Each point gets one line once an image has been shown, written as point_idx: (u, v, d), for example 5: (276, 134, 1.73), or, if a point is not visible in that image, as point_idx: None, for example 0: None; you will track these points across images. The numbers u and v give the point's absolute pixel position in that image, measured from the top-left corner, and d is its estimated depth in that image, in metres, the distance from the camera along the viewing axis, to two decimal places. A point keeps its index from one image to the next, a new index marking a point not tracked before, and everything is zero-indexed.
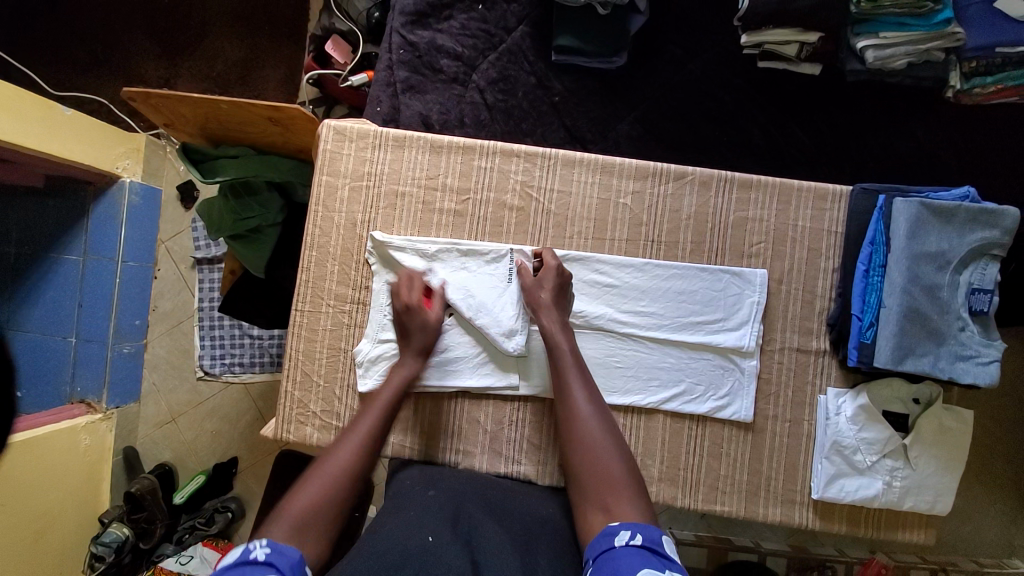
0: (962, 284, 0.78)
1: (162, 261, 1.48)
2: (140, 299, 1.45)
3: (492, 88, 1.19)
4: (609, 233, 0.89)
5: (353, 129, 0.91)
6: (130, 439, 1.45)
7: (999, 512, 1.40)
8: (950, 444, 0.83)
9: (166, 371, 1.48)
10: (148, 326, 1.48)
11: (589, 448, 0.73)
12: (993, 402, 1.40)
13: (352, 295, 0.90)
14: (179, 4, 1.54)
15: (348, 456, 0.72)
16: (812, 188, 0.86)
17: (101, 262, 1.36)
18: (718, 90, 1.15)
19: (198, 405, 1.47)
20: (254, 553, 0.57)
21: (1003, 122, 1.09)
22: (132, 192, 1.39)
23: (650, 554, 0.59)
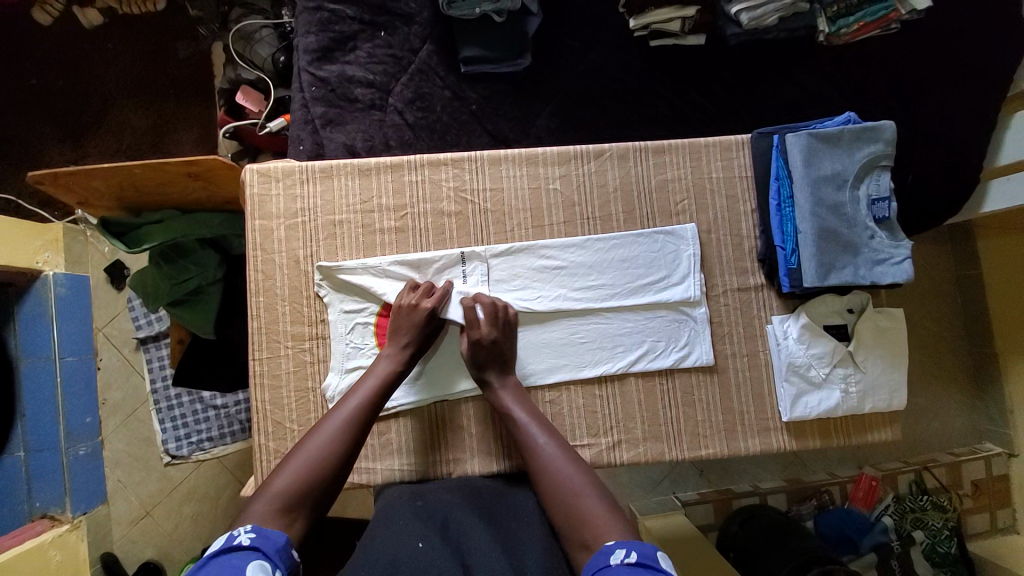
0: (862, 198, 0.85)
1: (103, 351, 1.43)
2: (88, 393, 1.36)
3: (411, 107, 1.22)
4: (547, 219, 0.93)
5: (277, 169, 0.91)
6: (106, 544, 1.37)
7: (959, 403, 1.53)
8: (890, 342, 0.90)
9: (129, 465, 1.42)
10: (101, 421, 1.39)
11: (558, 478, 0.74)
12: (926, 303, 1.54)
13: (310, 331, 0.89)
14: (73, 83, 1.49)
15: (324, 442, 0.74)
16: (717, 141, 0.94)
17: (38, 363, 1.27)
18: (620, 73, 1.23)
19: (171, 490, 1.41)
20: (238, 538, 0.59)
21: (870, 54, 1.23)
22: (58, 284, 1.31)
23: (644, 570, 0.59)
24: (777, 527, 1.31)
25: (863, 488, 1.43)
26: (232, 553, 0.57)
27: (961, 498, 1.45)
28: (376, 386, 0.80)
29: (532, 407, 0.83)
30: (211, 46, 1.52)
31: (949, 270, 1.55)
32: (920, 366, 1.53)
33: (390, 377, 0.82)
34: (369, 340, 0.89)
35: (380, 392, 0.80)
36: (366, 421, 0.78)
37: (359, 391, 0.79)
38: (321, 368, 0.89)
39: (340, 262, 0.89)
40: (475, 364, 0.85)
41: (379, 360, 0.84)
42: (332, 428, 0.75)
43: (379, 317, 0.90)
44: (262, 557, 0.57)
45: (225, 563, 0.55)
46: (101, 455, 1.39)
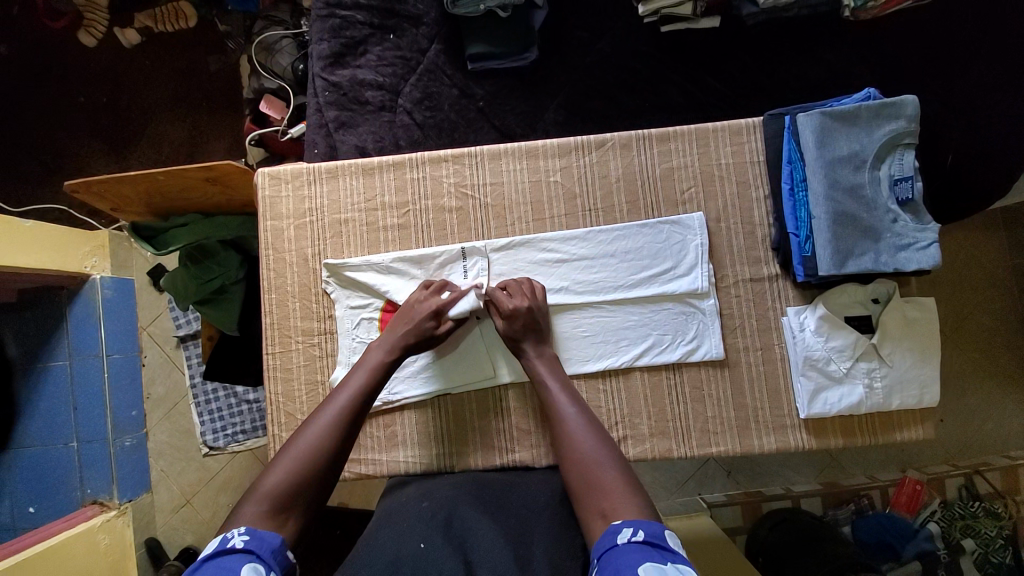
0: (883, 178, 0.79)
1: (147, 348, 1.52)
2: (132, 389, 1.47)
3: (419, 107, 1.24)
4: (547, 212, 0.92)
5: (286, 171, 0.94)
6: (150, 529, 1.46)
7: (1018, 402, 1.41)
8: (919, 334, 0.83)
9: (172, 456, 1.51)
10: (145, 414, 1.49)
11: (582, 451, 0.73)
12: (976, 293, 1.42)
13: (318, 327, 0.92)
14: (115, 99, 1.60)
15: (315, 437, 0.74)
16: (726, 126, 0.90)
17: (87, 360, 1.38)
18: (630, 61, 1.20)
19: (209, 480, 1.51)
20: (232, 542, 0.61)
21: (901, 28, 1.14)
22: (104, 287, 1.42)
23: (652, 550, 0.58)
24: (807, 533, 1.24)
25: (906, 492, 1.34)
26: (225, 557, 0.58)
27: (1021, 506, 1.32)
28: (367, 382, 0.81)
29: (566, 385, 0.82)
30: (237, 58, 1.60)
31: (1002, 258, 1.42)
32: (970, 361, 1.41)
33: (382, 369, 0.82)
34: (375, 334, 0.91)
35: (369, 385, 0.81)
36: (356, 418, 0.78)
37: (349, 387, 0.79)
38: (329, 362, 0.92)
39: (345, 259, 0.92)
40: (508, 333, 0.84)
41: (372, 350, 0.84)
42: (321, 424, 0.76)
43: (383, 313, 0.92)
44: (255, 560, 0.59)
45: (217, 567, 0.57)
46: (144, 445, 1.49)
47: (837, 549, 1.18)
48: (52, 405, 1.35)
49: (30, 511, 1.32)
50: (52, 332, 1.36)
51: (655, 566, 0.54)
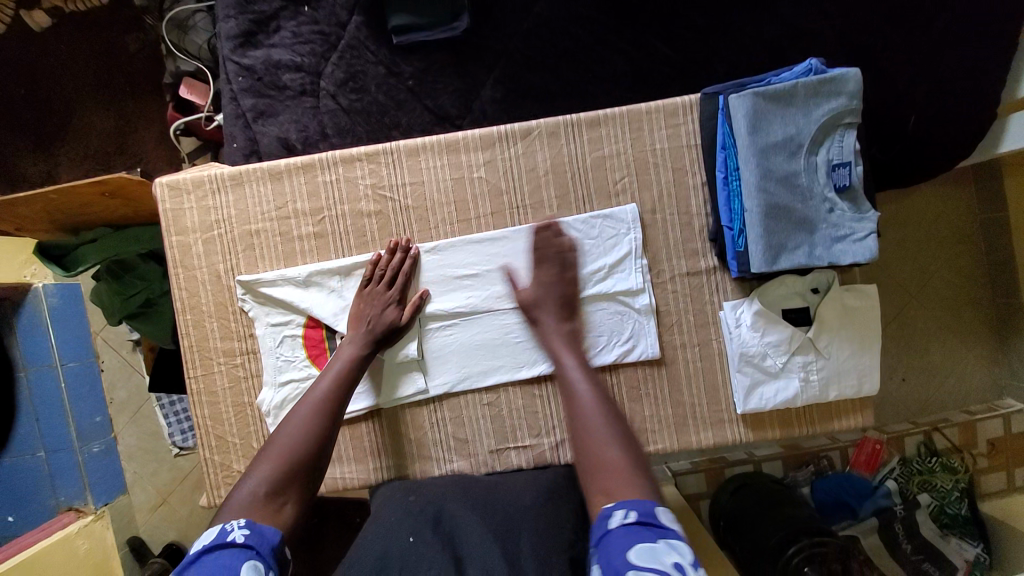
0: (821, 164, 0.75)
1: (104, 354, 1.45)
2: (94, 397, 1.40)
3: (344, 89, 1.08)
4: (472, 212, 0.86)
5: (186, 179, 0.86)
6: (131, 529, 1.43)
7: (979, 357, 1.36)
8: (856, 324, 0.81)
9: (144, 457, 1.47)
10: (111, 420, 1.43)
11: (590, 424, 0.68)
12: (947, 253, 1.35)
13: (239, 346, 0.87)
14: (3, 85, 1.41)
15: (299, 431, 0.71)
16: (659, 107, 0.83)
17: (43, 370, 1.32)
18: (570, 27, 1.05)
19: (183, 480, 1.48)
20: (232, 534, 0.58)
21: None
22: (49, 295, 1.32)
23: (645, 531, 0.56)
24: (770, 495, 1.15)
25: (865, 451, 1.28)
26: (224, 552, 0.56)
27: (975, 457, 1.28)
28: (343, 371, 0.78)
29: (582, 354, 0.78)
30: (141, 37, 1.43)
31: (979, 219, 1.34)
32: (941, 323, 1.35)
33: (356, 362, 0.79)
34: (300, 352, 0.86)
35: (347, 375, 0.78)
36: (338, 407, 0.75)
37: (326, 375, 0.77)
38: (255, 383, 0.88)
39: (260, 274, 0.86)
40: (526, 299, 0.82)
41: (346, 346, 0.81)
42: (306, 414, 0.73)
43: (306, 329, 0.87)
44: (254, 557, 0.56)
45: (217, 561, 0.54)
46: (116, 449, 1.44)
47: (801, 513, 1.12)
48: (11, 419, 1.30)
49: (8, 521, 1.28)
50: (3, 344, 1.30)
51: (646, 547, 0.53)
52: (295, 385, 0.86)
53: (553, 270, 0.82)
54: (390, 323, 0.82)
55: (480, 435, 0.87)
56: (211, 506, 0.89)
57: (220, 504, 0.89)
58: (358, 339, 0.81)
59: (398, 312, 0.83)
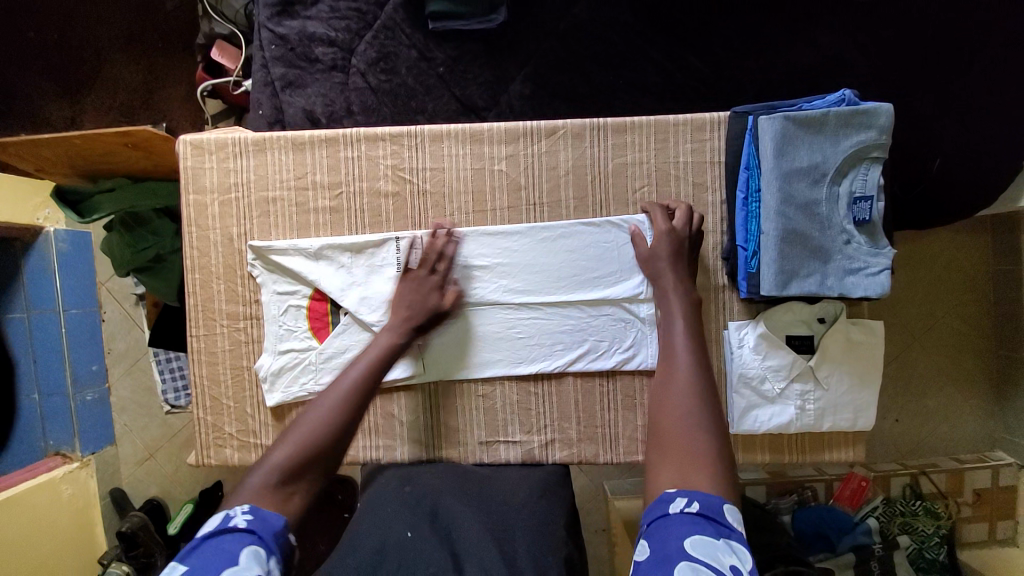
0: (843, 195, 0.74)
1: (105, 303, 1.44)
2: (94, 344, 1.42)
3: (374, 68, 1.08)
4: (489, 204, 0.86)
5: (210, 139, 0.87)
6: (116, 480, 1.44)
7: (975, 407, 1.35)
8: (858, 358, 0.81)
9: (135, 411, 1.46)
10: (107, 369, 1.45)
11: (678, 402, 0.65)
12: (956, 299, 1.34)
13: (244, 311, 0.88)
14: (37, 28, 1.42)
15: (324, 416, 0.69)
16: (687, 120, 0.82)
17: (45, 314, 1.33)
18: (606, 32, 1.04)
19: (172, 437, 1.46)
20: (234, 520, 0.56)
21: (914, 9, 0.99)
22: (59, 240, 1.34)
23: (708, 525, 0.52)
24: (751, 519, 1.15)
25: (851, 487, 1.27)
26: (225, 537, 0.54)
27: (960, 506, 1.28)
28: (377, 361, 0.75)
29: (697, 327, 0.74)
30: None
31: (993, 270, 1.33)
32: (942, 367, 1.35)
33: (391, 350, 0.77)
34: (302, 323, 0.87)
35: (379, 366, 0.75)
36: (366, 397, 0.72)
37: (360, 361, 0.74)
38: (255, 348, 0.88)
39: (272, 242, 0.86)
40: (651, 255, 0.79)
41: (382, 333, 0.79)
42: (335, 397, 0.71)
43: (312, 301, 0.87)
44: (256, 542, 0.54)
45: (216, 547, 0.52)
46: (109, 399, 1.45)
47: (777, 542, 1.09)
48: (10, 360, 1.32)
49: None
50: (9, 284, 1.31)
51: (705, 541, 0.50)
52: (294, 355, 0.86)
53: (684, 227, 0.80)
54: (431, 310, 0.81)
55: (473, 427, 0.87)
56: (198, 465, 0.90)
57: (207, 464, 0.90)
58: (398, 328, 0.79)
59: (443, 299, 0.82)
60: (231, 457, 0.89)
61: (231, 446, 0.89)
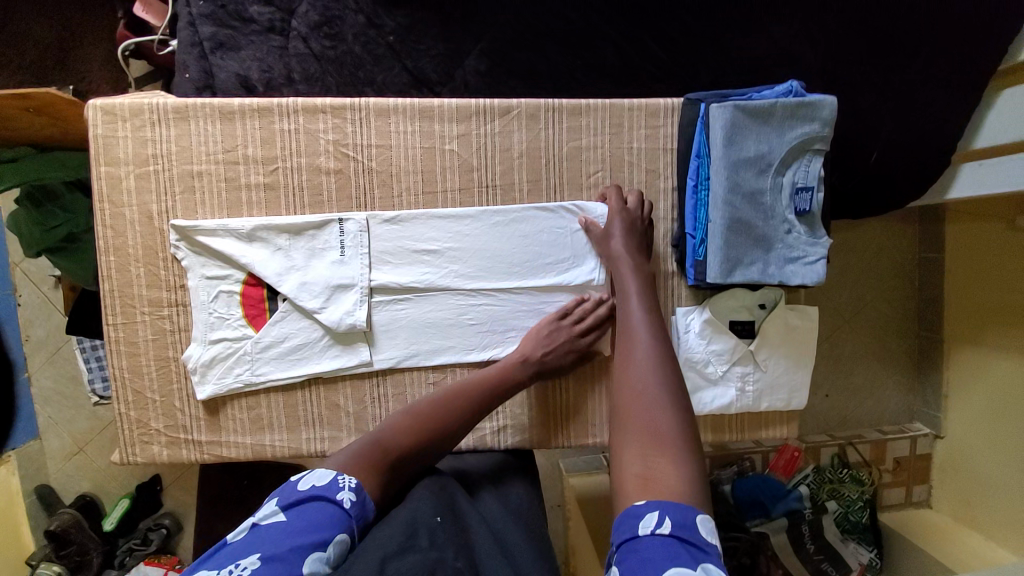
0: (786, 186, 0.76)
1: (22, 286, 1.30)
2: (8, 331, 1.28)
3: (317, 33, 1.00)
4: (440, 185, 0.82)
5: (123, 105, 0.77)
6: (41, 477, 1.33)
7: (898, 383, 1.46)
8: (795, 341, 0.85)
9: (60, 402, 1.34)
10: (26, 358, 1.31)
11: (639, 381, 0.60)
12: (885, 284, 1.44)
13: (168, 297, 0.81)
14: None
15: (441, 417, 0.69)
16: (641, 105, 0.81)
17: None
18: (565, 7, 1.01)
19: (103, 429, 1.36)
20: (340, 491, 0.56)
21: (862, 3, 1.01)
22: None
23: (682, 549, 0.46)
24: None
25: (785, 457, 1.35)
26: (328, 505, 0.54)
27: (881, 472, 1.40)
28: (505, 380, 0.75)
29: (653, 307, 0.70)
30: None
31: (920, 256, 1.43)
32: (871, 347, 1.45)
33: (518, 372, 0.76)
34: (235, 310, 0.81)
35: (504, 387, 0.75)
36: (484, 412, 0.73)
37: (490, 374, 0.75)
38: (182, 338, 0.81)
39: (198, 221, 0.79)
40: (606, 233, 0.79)
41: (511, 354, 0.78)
42: (454, 399, 0.71)
43: (246, 286, 0.81)
44: (347, 528, 0.54)
45: (315, 514, 0.53)
46: (29, 391, 1.32)
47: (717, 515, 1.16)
48: None
49: None
50: None
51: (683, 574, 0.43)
52: (227, 345, 0.81)
53: (636, 208, 0.80)
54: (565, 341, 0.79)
55: None
56: (122, 464, 0.83)
57: (133, 463, 0.84)
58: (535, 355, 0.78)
59: (580, 330, 0.80)
60: (160, 454, 0.83)
61: (159, 443, 0.83)
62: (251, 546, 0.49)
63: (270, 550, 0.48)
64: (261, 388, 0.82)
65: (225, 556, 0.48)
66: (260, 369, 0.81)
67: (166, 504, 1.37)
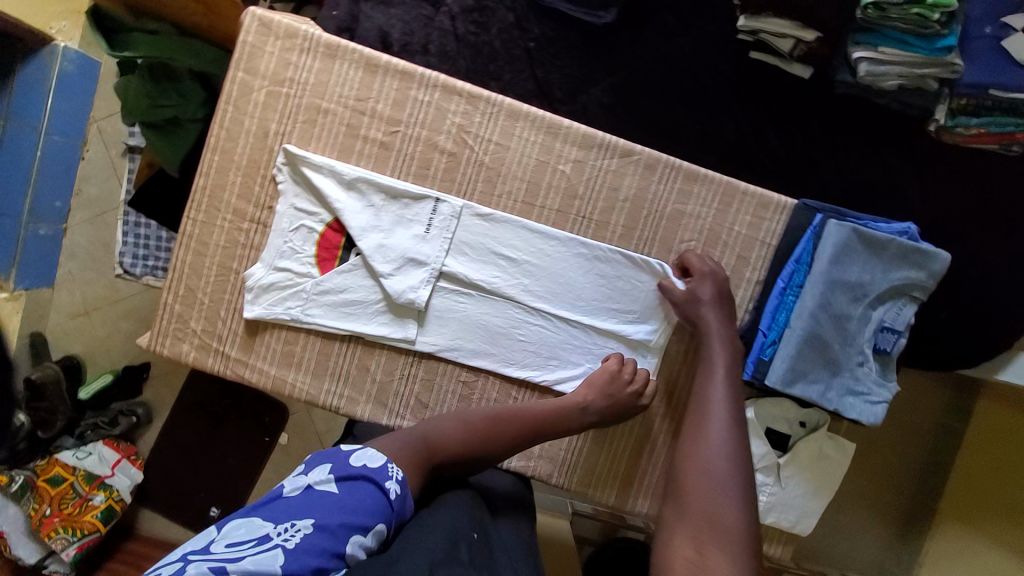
0: (874, 320, 0.76)
1: (92, 142, 1.32)
2: (66, 179, 1.30)
3: (466, 17, 1.03)
4: (540, 200, 0.83)
5: (281, 24, 0.80)
6: (40, 325, 1.34)
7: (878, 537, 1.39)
8: (823, 470, 0.84)
9: (85, 261, 1.35)
10: (70, 210, 1.33)
11: (708, 464, 0.62)
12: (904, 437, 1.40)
13: (252, 213, 0.82)
14: None
15: (485, 427, 0.69)
16: (755, 195, 0.82)
17: (22, 129, 1.18)
18: (702, 72, 1.03)
19: (113, 302, 1.35)
20: (388, 479, 0.58)
21: (988, 171, 1.01)
22: (64, 59, 1.22)
23: None
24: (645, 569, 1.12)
25: None
26: (375, 491, 0.57)
27: None
28: (556, 413, 0.73)
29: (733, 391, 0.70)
30: None
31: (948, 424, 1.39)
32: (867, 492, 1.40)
33: (574, 412, 0.74)
34: (309, 247, 0.82)
35: (557, 421, 0.73)
36: (532, 440, 0.72)
37: (545, 404, 0.73)
38: (252, 255, 0.83)
39: (308, 153, 0.80)
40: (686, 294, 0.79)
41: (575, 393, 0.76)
42: (504, 415, 0.71)
43: (327, 229, 0.82)
44: (384, 521, 0.56)
45: (362, 497, 0.56)
46: (62, 241, 1.34)
47: None
48: None
49: None
50: None
51: None
52: (289, 276, 0.81)
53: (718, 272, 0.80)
54: (622, 407, 0.77)
55: (441, 407, 0.85)
56: (149, 349, 0.84)
57: (159, 352, 0.84)
58: (597, 403, 0.75)
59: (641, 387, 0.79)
60: (186, 354, 0.84)
61: (190, 343, 0.84)
62: (304, 510, 0.53)
63: (320, 519, 0.53)
64: (300, 326, 0.83)
65: (280, 511, 0.53)
66: (310, 310, 0.82)
67: (145, 394, 1.37)
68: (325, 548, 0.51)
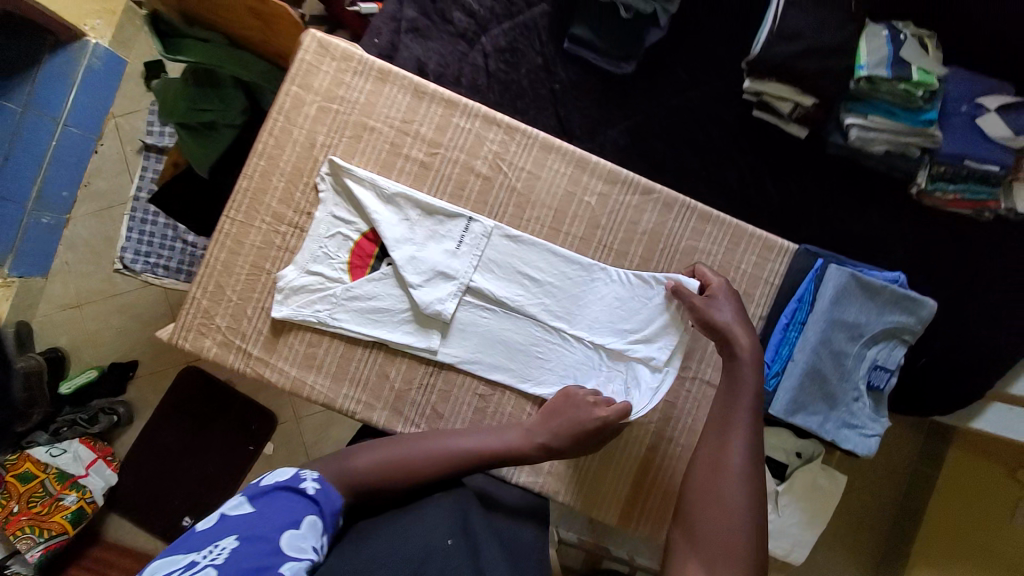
0: (868, 359, 0.83)
1: (108, 136, 1.33)
2: (77, 170, 1.31)
3: (498, 56, 1.11)
4: (565, 227, 0.89)
5: (338, 47, 0.86)
6: (27, 314, 1.30)
7: None
8: (814, 501, 0.88)
9: (84, 252, 1.33)
10: (76, 201, 1.33)
11: (725, 496, 0.66)
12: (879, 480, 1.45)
13: (290, 218, 0.85)
14: None
15: (416, 453, 0.71)
16: (761, 237, 0.87)
17: (43, 119, 1.21)
18: (709, 124, 1.12)
19: (109, 296, 1.33)
20: (305, 483, 0.63)
21: (965, 233, 1.10)
22: (94, 56, 1.27)
23: None
24: None
25: None
26: (295, 496, 0.62)
27: None
28: (490, 444, 0.73)
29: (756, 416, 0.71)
30: None
31: None
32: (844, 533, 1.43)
33: (509, 447, 0.74)
34: (343, 254, 0.85)
35: (492, 453, 0.73)
36: (462, 470, 0.72)
37: (479, 436, 0.74)
38: (285, 257, 0.85)
39: (352, 166, 0.85)
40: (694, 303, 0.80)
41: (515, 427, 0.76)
42: (435, 444, 0.72)
43: (362, 238, 0.85)
44: (316, 514, 0.62)
45: (285, 505, 0.61)
46: (63, 231, 1.32)
47: None
48: None
49: None
50: None
51: None
52: (321, 280, 0.84)
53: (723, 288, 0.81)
54: (585, 429, 0.75)
55: (455, 419, 0.87)
56: (170, 342, 0.84)
57: (179, 346, 0.85)
58: (535, 433, 0.75)
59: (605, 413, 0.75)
60: (207, 350, 0.85)
61: (212, 339, 0.85)
62: (224, 531, 0.57)
63: (245, 531, 0.57)
64: (326, 329, 0.85)
65: (200, 540, 0.56)
66: (337, 314, 0.84)
67: (129, 393, 1.33)
68: (265, 551, 0.56)
